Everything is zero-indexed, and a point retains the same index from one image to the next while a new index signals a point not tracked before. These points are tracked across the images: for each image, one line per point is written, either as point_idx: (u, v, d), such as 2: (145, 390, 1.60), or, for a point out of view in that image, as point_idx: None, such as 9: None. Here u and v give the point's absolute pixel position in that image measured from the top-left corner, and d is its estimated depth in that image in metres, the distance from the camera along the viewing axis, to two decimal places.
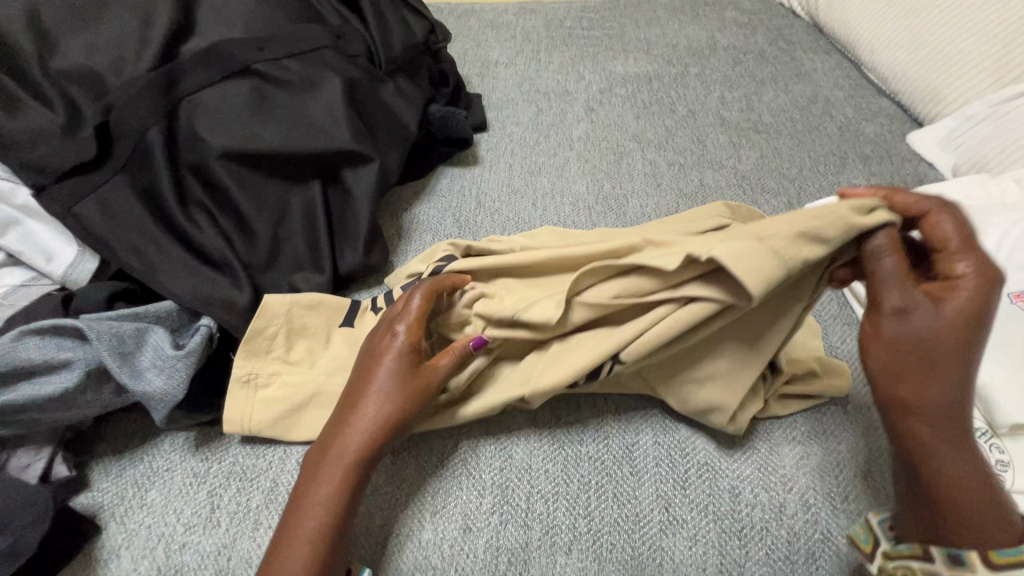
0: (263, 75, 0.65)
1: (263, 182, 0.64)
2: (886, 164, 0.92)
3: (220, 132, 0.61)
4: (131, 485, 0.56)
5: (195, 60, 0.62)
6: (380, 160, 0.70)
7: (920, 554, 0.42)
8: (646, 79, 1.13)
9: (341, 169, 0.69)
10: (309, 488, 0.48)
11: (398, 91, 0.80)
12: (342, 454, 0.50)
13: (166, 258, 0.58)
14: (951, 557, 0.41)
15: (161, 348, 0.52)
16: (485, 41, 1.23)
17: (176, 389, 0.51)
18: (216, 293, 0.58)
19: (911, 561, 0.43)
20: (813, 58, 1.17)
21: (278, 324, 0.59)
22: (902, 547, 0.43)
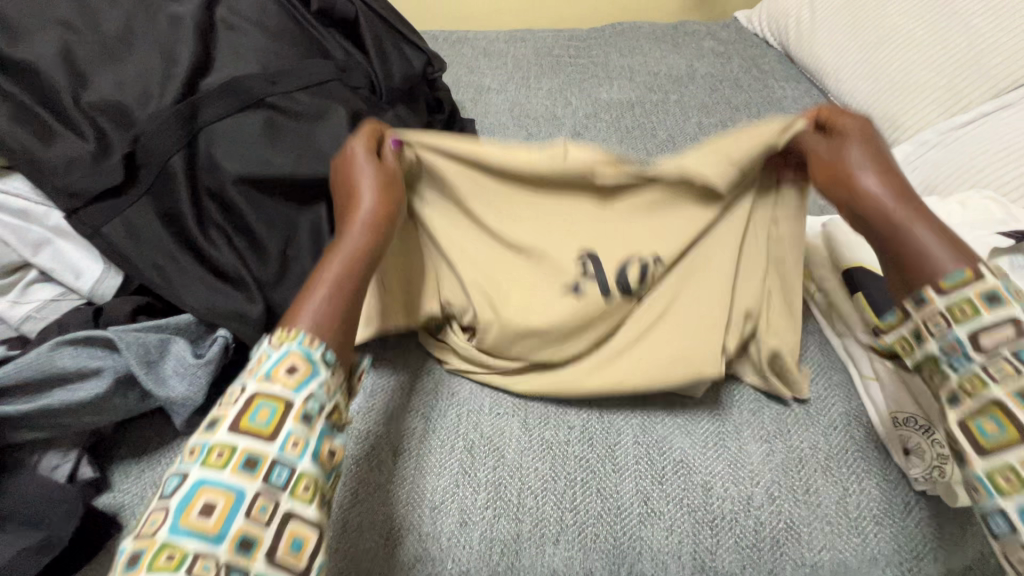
0: (276, 107, 0.71)
1: (273, 204, 0.68)
2: None
3: (236, 158, 0.66)
4: (150, 485, 0.60)
5: (214, 94, 0.68)
6: None
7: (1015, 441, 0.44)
8: (629, 105, 1.20)
9: None
10: (299, 307, 0.50)
11: (398, 119, 0.86)
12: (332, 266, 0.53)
13: (186, 275, 0.63)
14: (993, 429, 0.45)
15: (182, 357, 0.57)
16: (478, 68, 1.31)
17: (197, 394, 0.56)
18: (231, 307, 0.63)
19: (1010, 456, 0.44)
20: (784, 86, 1.25)
21: None
22: (997, 439, 0.45)
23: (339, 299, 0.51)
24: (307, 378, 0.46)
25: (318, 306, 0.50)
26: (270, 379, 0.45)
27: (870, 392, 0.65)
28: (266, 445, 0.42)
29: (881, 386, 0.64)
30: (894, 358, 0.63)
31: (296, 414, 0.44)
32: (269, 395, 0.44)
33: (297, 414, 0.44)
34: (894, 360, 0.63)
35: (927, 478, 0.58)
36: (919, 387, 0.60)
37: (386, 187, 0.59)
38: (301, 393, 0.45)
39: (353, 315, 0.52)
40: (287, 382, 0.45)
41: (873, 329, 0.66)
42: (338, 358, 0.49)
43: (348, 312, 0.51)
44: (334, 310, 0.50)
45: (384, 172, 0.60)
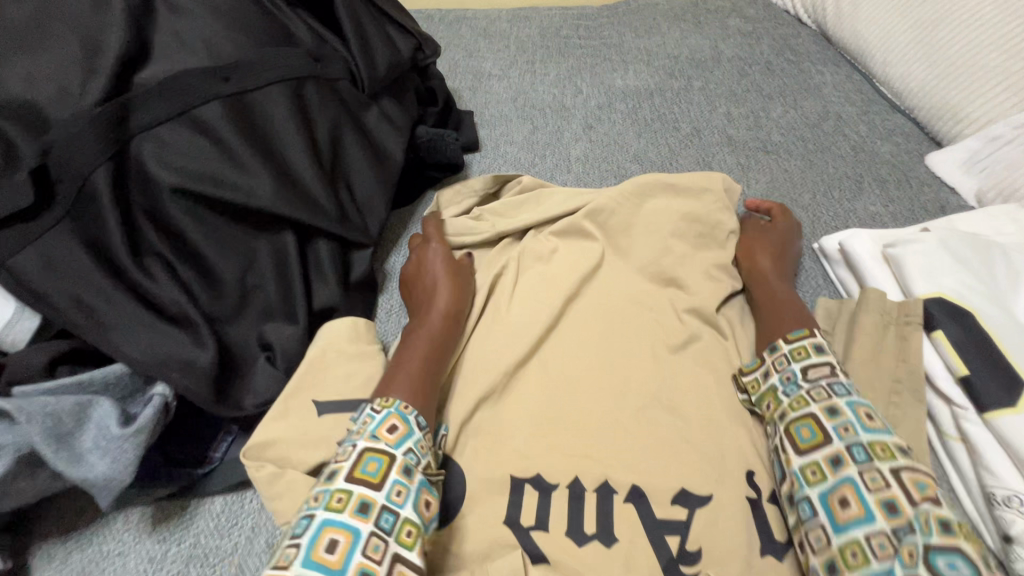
0: (231, 105, 0.59)
1: (227, 228, 0.59)
2: (905, 189, 0.86)
3: (178, 168, 0.56)
4: (77, 573, 0.50)
5: (151, 92, 0.55)
6: (365, 234, 0.68)
7: (823, 438, 0.48)
8: (647, 93, 1.07)
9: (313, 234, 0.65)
10: (407, 349, 0.56)
11: (383, 117, 0.75)
12: (415, 343, 0.57)
13: (119, 315, 0.52)
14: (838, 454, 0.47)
15: (105, 426, 0.46)
16: (477, 51, 1.17)
17: (123, 472, 0.45)
18: (174, 352, 0.53)
19: (819, 450, 0.48)
20: (822, 70, 1.11)
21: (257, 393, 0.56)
22: (809, 440, 0.49)
23: (435, 343, 0.58)
24: (405, 437, 0.47)
25: (409, 378, 0.53)
26: (374, 436, 0.46)
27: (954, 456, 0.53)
28: (375, 493, 0.43)
29: (969, 450, 0.52)
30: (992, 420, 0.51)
31: (399, 468, 0.45)
32: (375, 448, 0.45)
33: (399, 466, 0.45)
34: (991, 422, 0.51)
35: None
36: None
37: (456, 281, 0.64)
38: (401, 449, 0.46)
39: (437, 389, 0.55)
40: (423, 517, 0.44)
41: (960, 379, 0.54)
42: (425, 423, 0.50)
43: (431, 393, 0.53)
44: (430, 388, 0.54)
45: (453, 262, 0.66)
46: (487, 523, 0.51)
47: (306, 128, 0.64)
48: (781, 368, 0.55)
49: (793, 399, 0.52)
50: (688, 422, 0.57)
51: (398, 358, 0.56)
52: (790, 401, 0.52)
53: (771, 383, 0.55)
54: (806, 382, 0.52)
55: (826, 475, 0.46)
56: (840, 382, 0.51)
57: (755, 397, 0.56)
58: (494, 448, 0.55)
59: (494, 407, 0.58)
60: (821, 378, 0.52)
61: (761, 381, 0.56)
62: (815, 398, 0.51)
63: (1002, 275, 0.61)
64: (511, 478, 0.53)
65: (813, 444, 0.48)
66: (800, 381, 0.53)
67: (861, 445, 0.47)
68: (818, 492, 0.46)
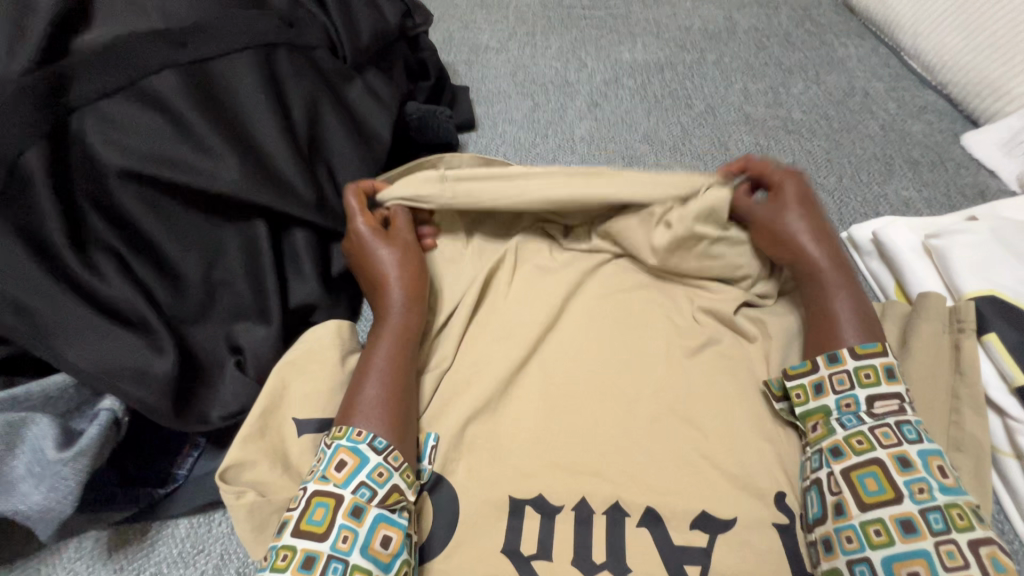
0: (189, 78, 0.52)
1: (188, 217, 0.52)
2: (940, 172, 0.79)
3: (127, 148, 0.48)
4: None
5: (93, 60, 0.48)
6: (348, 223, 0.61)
7: (893, 496, 0.41)
8: (657, 67, 0.99)
9: (289, 223, 0.58)
10: (369, 357, 0.48)
11: (368, 91, 0.67)
12: (379, 347, 0.48)
13: (61, 318, 0.45)
14: (903, 525, 0.39)
15: (41, 451, 0.41)
16: (473, 21, 1.08)
17: (60, 505, 0.40)
18: (127, 360, 0.46)
19: (883, 510, 0.40)
20: (846, 42, 1.03)
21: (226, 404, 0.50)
22: (873, 494, 0.41)
23: (398, 330, 0.49)
24: (357, 471, 0.41)
25: (374, 393, 0.45)
26: (323, 477, 0.41)
27: (1008, 472, 0.48)
28: (320, 544, 0.38)
29: None
30: None
31: (348, 510, 0.39)
32: (321, 492, 0.40)
33: (348, 508, 0.39)
34: None
35: None
36: None
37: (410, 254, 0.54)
38: (350, 486, 0.40)
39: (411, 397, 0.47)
40: (381, 557, 0.39)
41: (1017, 389, 0.48)
42: (396, 443, 0.43)
43: (405, 401, 0.46)
44: (403, 399, 0.46)
45: (398, 241, 0.54)
46: (484, 553, 0.45)
47: (278, 103, 0.57)
48: (839, 389, 0.46)
49: (854, 435, 0.44)
50: (707, 435, 0.51)
51: (361, 367, 0.47)
52: (848, 436, 0.44)
53: (824, 404, 0.47)
54: (871, 418, 0.45)
55: (893, 541, 0.39)
56: (910, 424, 0.43)
57: (797, 413, 0.48)
58: (492, 465, 0.49)
59: (491, 418, 0.52)
60: (889, 415, 0.44)
61: (809, 394, 0.48)
62: (882, 441, 0.43)
63: None
64: (510, 500, 0.47)
65: (881, 499, 0.41)
66: (863, 416, 0.45)
67: (911, 518, 0.39)
68: (883, 558, 0.39)
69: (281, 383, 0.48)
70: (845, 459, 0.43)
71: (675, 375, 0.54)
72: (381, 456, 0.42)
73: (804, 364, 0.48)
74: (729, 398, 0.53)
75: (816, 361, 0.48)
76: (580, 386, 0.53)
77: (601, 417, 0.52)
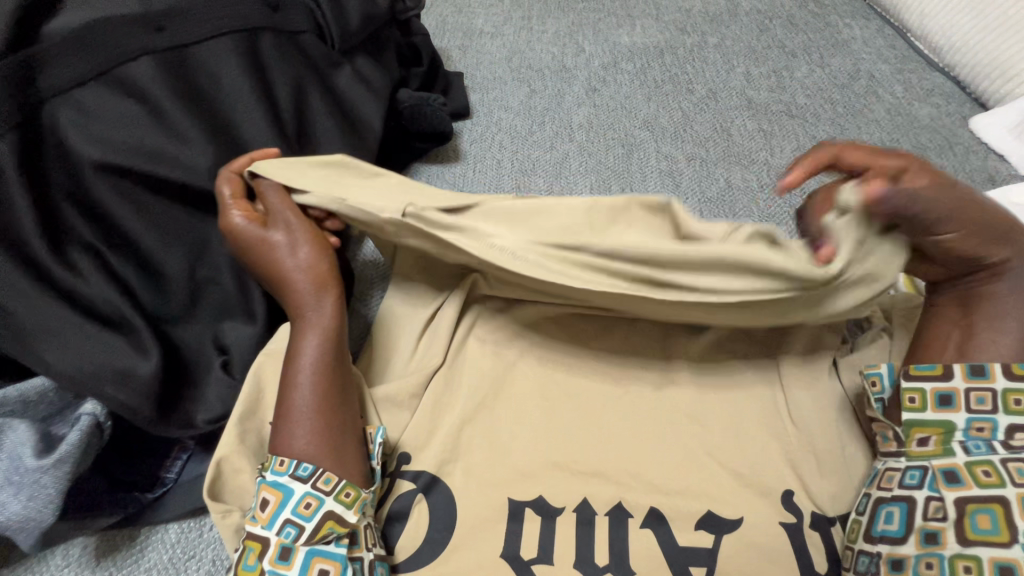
0: (168, 65, 0.49)
1: (171, 213, 0.50)
2: (948, 157, 0.77)
3: (103, 141, 0.46)
4: None
5: (63, 47, 0.46)
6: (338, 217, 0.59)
7: (1003, 540, 0.36)
8: (657, 51, 0.96)
9: None
10: (291, 374, 0.43)
11: (358, 78, 0.65)
12: (303, 352, 0.44)
13: (38, 318, 0.43)
14: (1003, 573, 0.35)
15: (20, 457, 0.40)
16: (467, 5, 1.04)
17: (42, 512, 0.39)
18: (109, 362, 0.45)
19: (982, 548, 0.36)
20: (850, 23, 1.00)
21: (215, 405, 0.49)
22: (982, 531, 0.37)
23: (322, 333, 0.44)
24: (280, 508, 0.39)
25: (303, 406, 0.42)
26: (252, 517, 0.39)
27: None
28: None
29: None
30: None
31: (275, 552, 0.38)
32: (251, 535, 0.39)
33: (274, 550, 0.38)
34: None
35: None
36: None
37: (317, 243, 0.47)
38: (275, 527, 0.39)
39: (346, 404, 0.44)
40: None
41: None
42: (326, 463, 0.41)
43: (340, 411, 0.43)
44: (336, 410, 0.43)
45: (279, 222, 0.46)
46: (483, 557, 0.44)
47: (263, 93, 0.54)
48: (977, 408, 0.40)
49: (980, 464, 0.39)
50: (711, 433, 0.49)
51: (285, 387, 0.43)
52: (971, 463, 0.39)
53: (949, 419, 0.40)
54: (1007, 451, 0.39)
55: None
56: None
57: (906, 420, 0.42)
58: (490, 466, 0.48)
59: (489, 417, 0.50)
60: None
61: (931, 401, 0.41)
62: (1016, 478, 0.37)
63: None
64: (509, 503, 0.46)
65: (989, 539, 0.36)
66: (997, 445, 0.39)
67: (1016, 566, 0.35)
68: None
69: (257, 388, 0.46)
70: (963, 488, 0.38)
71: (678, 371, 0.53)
72: (307, 485, 0.40)
73: (935, 368, 0.41)
74: (733, 394, 0.51)
75: (941, 366, 0.42)
76: (580, 384, 0.52)
77: (602, 416, 0.50)
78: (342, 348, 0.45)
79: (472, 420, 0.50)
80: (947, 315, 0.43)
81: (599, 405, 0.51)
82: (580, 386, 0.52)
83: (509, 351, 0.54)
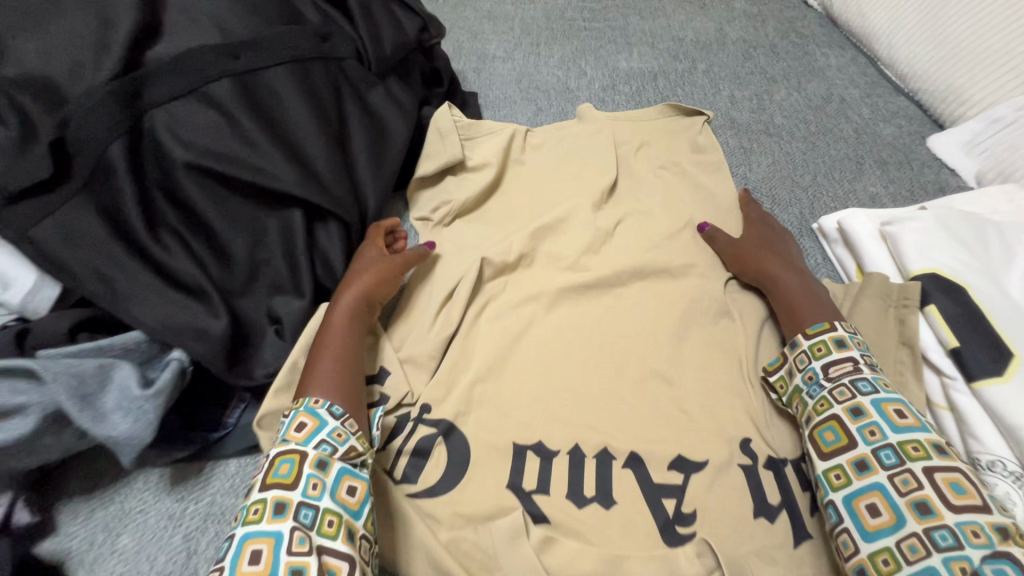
0: (240, 83, 0.61)
1: (238, 204, 0.60)
2: (905, 171, 0.87)
3: (188, 144, 0.57)
4: (102, 529, 0.53)
5: (164, 70, 0.57)
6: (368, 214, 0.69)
7: (847, 444, 0.48)
8: (651, 76, 1.07)
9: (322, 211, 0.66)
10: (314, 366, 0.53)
11: (389, 96, 0.76)
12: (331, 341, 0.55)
13: (133, 284, 0.54)
14: (858, 466, 0.47)
15: (126, 388, 0.48)
16: (481, 33, 1.16)
17: (146, 431, 0.48)
18: (187, 322, 0.55)
19: (841, 456, 0.48)
20: (827, 53, 1.11)
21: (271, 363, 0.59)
22: (835, 444, 0.49)
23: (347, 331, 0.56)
24: (317, 430, 0.47)
25: (324, 380, 0.52)
26: (284, 439, 0.46)
27: (943, 425, 0.55)
28: (290, 493, 0.43)
29: (958, 420, 0.53)
30: (977, 390, 0.52)
31: (312, 461, 0.45)
32: (285, 451, 0.46)
33: (312, 460, 0.45)
34: (977, 392, 0.52)
35: None
36: (1008, 426, 0.50)
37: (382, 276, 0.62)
38: (311, 444, 0.46)
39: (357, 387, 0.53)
40: (348, 504, 0.45)
41: (951, 350, 0.55)
42: (351, 411, 0.50)
43: (353, 390, 0.52)
44: (351, 390, 0.52)
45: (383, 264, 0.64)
46: (491, 487, 0.53)
47: (314, 108, 0.65)
48: (802, 367, 0.54)
49: (818, 401, 0.52)
50: (682, 393, 0.59)
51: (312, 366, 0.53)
52: (815, 402, 0.52)
53: (796, 383, 0.55)
54: (830, 385, 0.52)
55: (851, 480, 0.47)
56: (863, 380, 0.51)
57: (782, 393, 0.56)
58: (497, 417, 0.57)
59: (498, 378, 0.60)
60: (844, 377, 0.51)
61: (787, 381, 0.56)
62: (837, 399, 0.50)
63: (996, 251, 0.62)
64: (513, 446, 0.56)
65: (839, 447, 0.49)
66: (823, 382, 0.52)
67: (866, 458, 0.47)
68: (845, 496, 0.47)
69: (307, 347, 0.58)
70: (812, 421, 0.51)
71: (655, 344, 0.63)
72: (337, 421, 0.48)
73: (825, 325, 0.55)
74: (701, 364, 0.61)
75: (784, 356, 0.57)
76: (574, 353, 0.62)
77: (591, 378, 0.60)
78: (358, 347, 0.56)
79: (485, 381, 0.60)
80: (810, 297, 0.60)
81: (589, 371, 0.61)
82: (573, 355, 0.62)
83: (515, 325, 0.64)
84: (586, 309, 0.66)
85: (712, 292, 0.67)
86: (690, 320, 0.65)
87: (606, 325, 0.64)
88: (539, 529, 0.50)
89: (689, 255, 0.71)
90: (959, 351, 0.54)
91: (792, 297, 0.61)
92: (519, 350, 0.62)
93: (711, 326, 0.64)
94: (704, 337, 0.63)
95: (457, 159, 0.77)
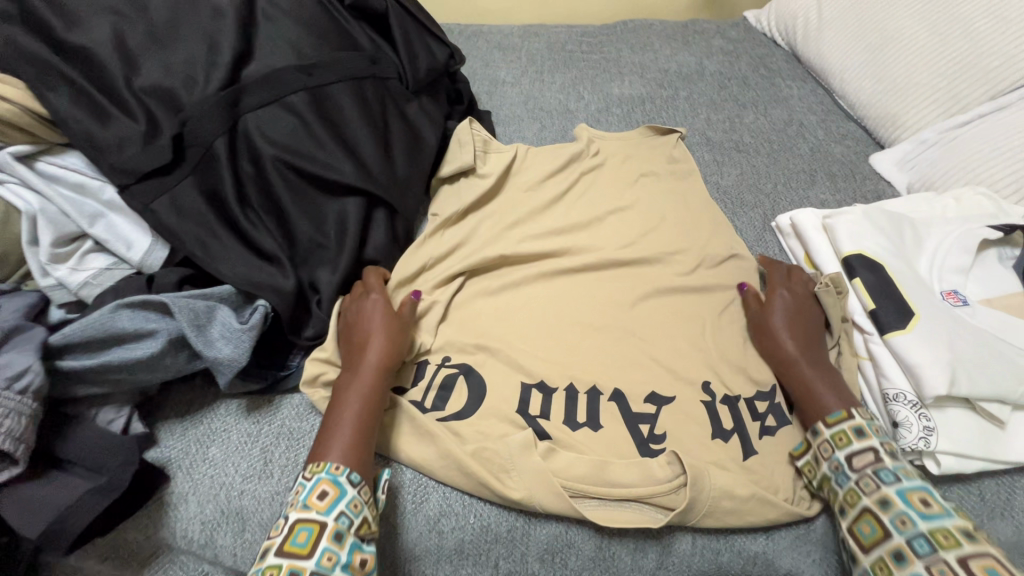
0: (311, 94, 0.76)
1: (304, 188, 0.73)
2: (850, 182, 1.03)
3: (271, 141, 0.72)
4: (194, 442, 0.65)
5: (255, 84, 0.73)
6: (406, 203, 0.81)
7: (883, 536, 0.53)
8: (639, 101, 1.24)
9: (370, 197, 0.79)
10: (335, 416, 0.61)
11: (422, 110, 0.92)
12: (349, 394, 0.62)
13: (225, 248, 0.67)
14: (895, 556, 0.52)
15: (228, 323, 0.63)
16: (493, 61, 1.34)
17: (241, 356, 0.62)
18: (265, 280, 0.67)
19: (879, 547, 0.53)
20: (791, 85, 1.29)
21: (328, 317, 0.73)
22: (872, 537, 0.54)
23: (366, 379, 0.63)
24: (337, 500, 0.54)
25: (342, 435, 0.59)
26: (306, 506, 0.53)
27: (864, 371, 0.70)
28: (305, 561, 0.50)
29: (874, 364, 0.69)
30: (888, 339, 0.68)
31: (330, 534, 0.52)
32: (304, 518, 0.53)
33: (330, 532, 0.52)
34: (888, 341, 0.68)
35: (914, 446, 0.62)
36: (908, 365, 0.65)
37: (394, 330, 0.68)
38: (332, 514, 0.53)
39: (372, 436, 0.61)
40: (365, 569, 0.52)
41: (869, 311, 0.71)
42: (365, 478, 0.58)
43: (366, 446, 0.60)
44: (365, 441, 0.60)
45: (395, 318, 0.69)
46: (506, 413, 0.67)
47: (367, 116, 0.81)
48: (826, 455, 0.61)
49: (846, 494, 0.58)
50: (657, 347, 0.74)
51: (332, 416, 0.61)
52: (844, 493, 0.58)
53: (824, 471, 0.60)
54: (854, 474, 0.58)
55: (891, 570, 0.51)
56: (885, 471, 0.57)
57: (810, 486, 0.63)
58: (510, 362, 0.71)
59: (510, 334, 0.74)
60: (867, 467, 0.58)
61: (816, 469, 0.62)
62: (865, 491, 0.56)
63: (908, 239, 0.78)
64: (522, 384, 0.70)
65: (875, 539, 0.54)
66: (848, 474, 0.58)
67: (901, 549, 0.52)
68: None
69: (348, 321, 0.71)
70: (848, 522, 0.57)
71: (637, 312, 0.77)
72: (354, 489, 0.56)
73: (841, 413, 0.63)
74: (674, 327, 0.76)
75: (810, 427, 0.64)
76: (572, 317, 0.77)
77: (586, 336, 0.75)
78: (376, 399, 0.62)
79: (500, 335, 0.74)
80: (825, 386, 0.66)
81: (584, 330, 0.75)
82: (571, 318, 0.76)
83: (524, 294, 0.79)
84: (582, 285, 0.81)
85: (684, 273, 0.82)
86: (665, 295, 0.80)
87: (598, 296, 0.79)
88: (544, 442, 0.64)
89: (667, 244, 0.86)
90: (874, 312, 0.70)
91: (806, 367, 0.67)
92: (527, 314, 0.77)
93: (683, 299, 0.79)
94: (676, 307, 0.78)
95: (467, 165, 0.92)
